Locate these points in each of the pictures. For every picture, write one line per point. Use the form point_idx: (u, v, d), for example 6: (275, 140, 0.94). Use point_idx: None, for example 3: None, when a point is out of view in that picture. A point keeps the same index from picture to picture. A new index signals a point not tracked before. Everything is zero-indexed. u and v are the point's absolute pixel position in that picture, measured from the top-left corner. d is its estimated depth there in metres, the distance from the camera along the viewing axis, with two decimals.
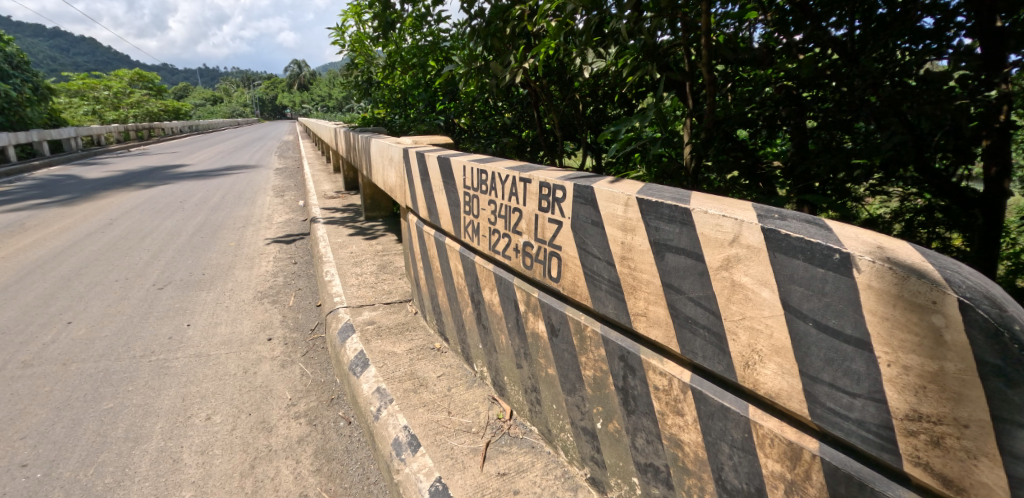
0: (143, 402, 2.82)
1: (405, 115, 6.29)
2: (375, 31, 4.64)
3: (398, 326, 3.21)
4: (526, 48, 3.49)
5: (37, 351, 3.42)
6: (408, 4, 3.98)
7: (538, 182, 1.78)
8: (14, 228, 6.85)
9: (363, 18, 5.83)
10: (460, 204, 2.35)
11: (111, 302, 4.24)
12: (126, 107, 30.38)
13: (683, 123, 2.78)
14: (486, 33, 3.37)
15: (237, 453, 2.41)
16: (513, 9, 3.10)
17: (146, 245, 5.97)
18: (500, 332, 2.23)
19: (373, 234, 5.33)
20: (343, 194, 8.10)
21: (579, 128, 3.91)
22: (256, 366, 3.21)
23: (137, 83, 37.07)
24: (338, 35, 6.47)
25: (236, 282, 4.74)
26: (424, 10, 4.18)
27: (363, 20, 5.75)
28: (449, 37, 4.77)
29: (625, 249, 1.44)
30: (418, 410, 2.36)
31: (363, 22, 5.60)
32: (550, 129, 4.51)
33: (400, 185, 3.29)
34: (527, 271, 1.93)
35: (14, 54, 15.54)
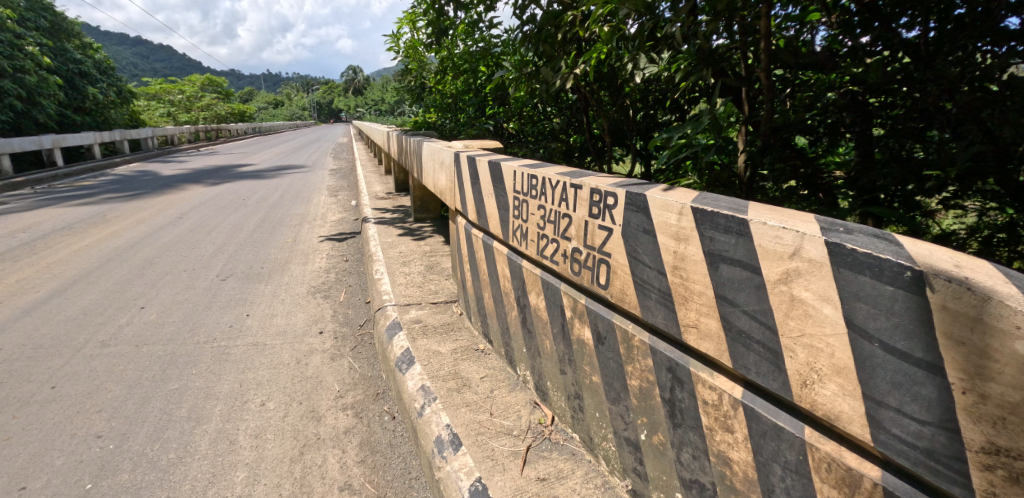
0: (205, 385, 2.98)
1: (456, 120, 6.42)
2: (429, 37, 4.79)
3: (444, 326, 3.26)
4: (579, 55, 3.48)
5: (114, 332, 3.69)
6: (461, 10, 4.08)
7: (589, 188, 1.77)
8: (97, 219, 7.42)
9: (417, 25, 6.01)
10: (510, 208, 2.36)
11: (179, 291, 4.51)
12: (198, 109, 32.60)
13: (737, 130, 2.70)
14: (538, 38, 3.46)
15: (288, 439, 2.51)
16: (565, 16, 3.20)
17: (212, 239, 6.34)
18: (545, 337, 2.22)
19: (421, 235, 5.45)
20: (394, 195, 8.30)
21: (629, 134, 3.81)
22: (308, 357, 3.34)
23: (208, 87, 39.64)
24: (394, 42, 6.70)
25: (292, 276, 4.96)
26: (476, 16, 4.28)
27: (416, 27, 5.91)
28: (499, 43, 4.83)
29: (677, 258, 1.41)
30: (461, 409, 2.39)
31: (417, 29, 5.77)
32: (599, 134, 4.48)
33: (450, 188, 3.36)
34: (575, 277, 1.91)
35: (102, 61, 17.04)
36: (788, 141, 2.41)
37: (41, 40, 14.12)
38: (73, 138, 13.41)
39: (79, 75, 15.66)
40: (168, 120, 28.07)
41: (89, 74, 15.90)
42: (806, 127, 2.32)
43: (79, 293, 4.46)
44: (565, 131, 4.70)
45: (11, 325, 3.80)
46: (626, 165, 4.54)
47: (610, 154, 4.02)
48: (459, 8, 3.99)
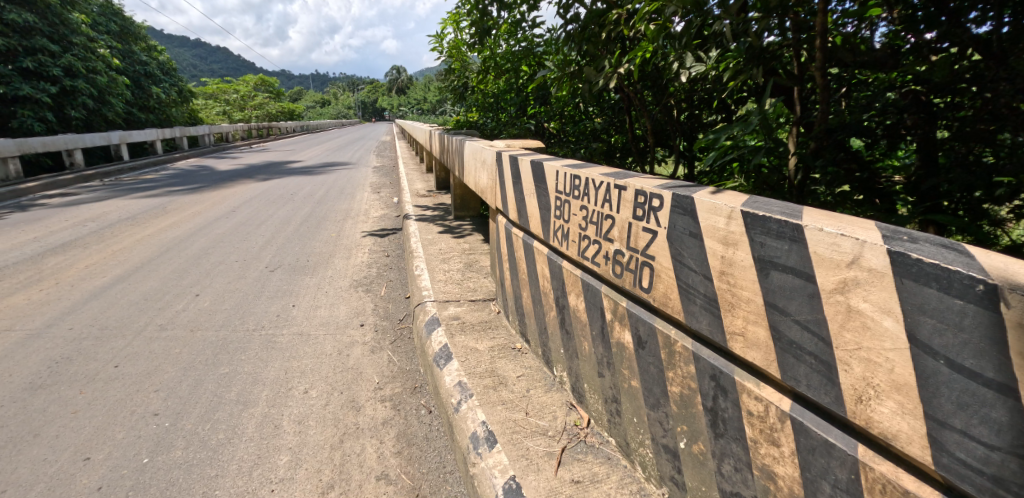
0: (252, 371, 3.11)
1: (497, 119, 6.45)
2: (472, 37, 4.83)
3: (482, 323, 3.28)
4: (622, 54, 3.41)
5: (171, 317, 3.89)
6: (504, 10, 4.09)
7: (634, 189, 1.74)
8: (158, 211, 7.84)
9: (461, 25, 6.07)
10: (551, 209, 2.35)
11: (231, 281, 4.72)
12: (252, 107, 34.00)
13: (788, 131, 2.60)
14: (582, 37, 3.45)
15: (329, 427, 2.59)
16: (610, 14, 3.16)
17: (262, 232, 6.60)
18: (584, 339, 2.21)
19: (461, 233, 5.50)
20: (435, 193, 8.42)
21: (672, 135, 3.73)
22: (349, 348, 3.43)
23: (261, 86, 41.28)
24: (438, 42, 6.79)
25: (336, 270, 5.10)
26: (519, 16, 4.28)
27: (460, 27, 5.97)
28: (542, 42, 4.83)
29: (725, 263, 1.37)
30: (497, 407, 2.40)
31: (461, 29, 5.83)
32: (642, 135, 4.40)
33: (491, 187, 3.37)
34: (617, 280, 1.89)
35: (165, 61, 18.01)
36: (844, 143, 2.30)
37: (112, 43, 15.05)
38: (138, 134, 14.22)
39: (144, 75, 16.59)
40: (224, 118, 29.42)
41: (153, 73, 16.82)
42: (863, 128, 2.19)
43: (140, 279, 4.73)
44: (606, 131, 4.60)
45: (80, 307, 4.07)
46: (668, 167, 4.45)
47: (653, 155, 3.95)
48: (502, 8, 4.00)
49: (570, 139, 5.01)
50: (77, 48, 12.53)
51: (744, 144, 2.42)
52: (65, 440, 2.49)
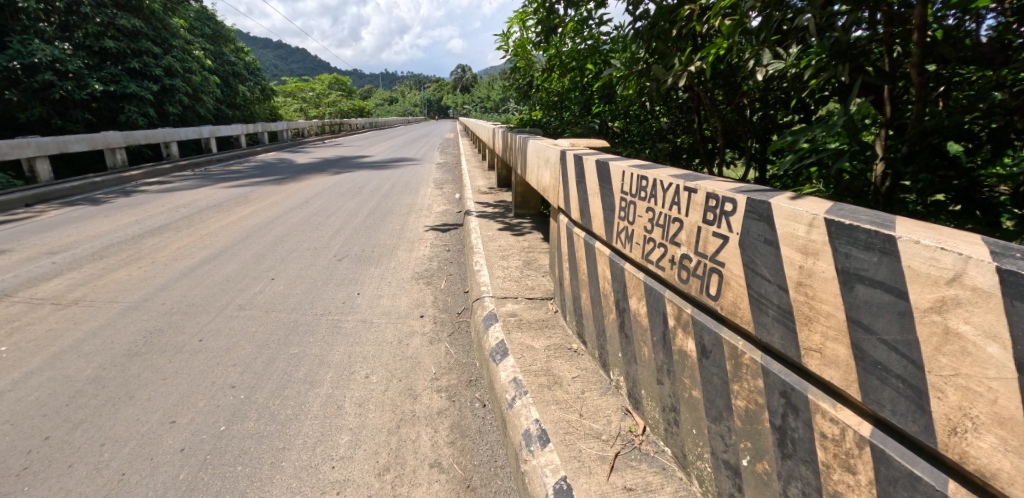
0: (319, 353, 3.27)
1: (561, 118, 6.41)
2: (539, 35, 4.82)
3: (538, 321, 3.28)
4: (693, 50, 3.35)
5: (249, 298, 4.16)
6: (571, 8, 4.06)
7: (704, 192, 1.67)
8: (240, 199, 8.40)
9: (527, 24, 6.07)
10: (616, 210, 2.31)
11: (303, 267, 4.98)
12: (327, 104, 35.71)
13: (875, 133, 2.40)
14: (651, 34, 3.36)
15: (387, 412, 2.67)
16: (681, 10, 3.04)
17: (332, 222, 6.91)
18: (643, 344, 2.15)
19: (521, 231, 5.52)
20: (496, 190, 8.49)
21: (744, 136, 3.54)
22: (409, 337, 3.53)
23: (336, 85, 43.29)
24: (504, 41, 6.82)
25: (400, 262, 5.26)
26: (587, 14, 4.23)
27: (526, 26, 5.97)
28: (609, 40, 4.74)
29: (803, 274, 1.29)
30: (551, 406, 2.39)
31: (527, 27, 5.83)
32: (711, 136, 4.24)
33: (553, 185, 3.36)
34: (682, 285, 1.82)
35: (251, 61, 19.28)
36: (939, 147, 2.09)
37: (205, 44, 16.25)
38: (226, 128, 15.28)
39: (232, 74, 17.85)
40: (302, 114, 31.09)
41: (240, 72, 18.05)
42: (963, 131, 2.00)
43: (223, 262, 5.08)
44: (673, 132, 4.46)
45: (172, 284, 4.43)
46: (737, 171, 4.27)
47: (722, 156, 3.78)
48: (569, 6, 3.97)
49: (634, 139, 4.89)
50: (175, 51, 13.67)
51: (825, 147, 2.27)
52: (155, 403, 2.72)
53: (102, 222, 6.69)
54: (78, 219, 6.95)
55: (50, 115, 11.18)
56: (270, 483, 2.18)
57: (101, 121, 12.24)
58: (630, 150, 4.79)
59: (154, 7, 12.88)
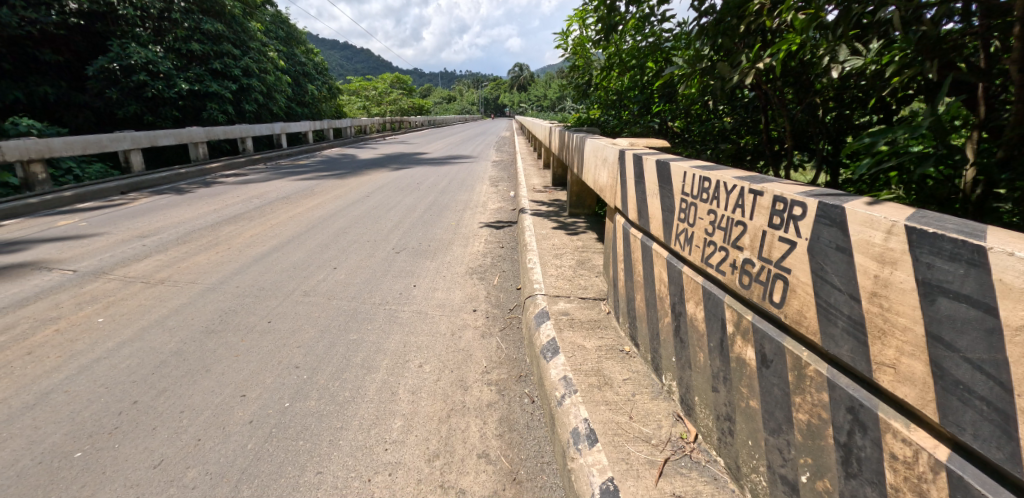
0: (377, 340, 3.39)
1: (620, 117, 6.30)
2: (599, 33, 4.77)
3: (590, 321, 3.25)
4: (761, 47, 3.19)
5: (313, 285, 4.38)
6: (633, 5, 3.98)
7: (771, 195, 1.60)
8: (306, 193, 8.82)
9: (587, 22, 6.00)
10: (675, 211, 2.25)
11: (363, 258, 5.17)
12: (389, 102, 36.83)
13: (966, 136, 2.20)
14: (717, 30, 3.26)
15: (438, 401, 2.74)
16: (749, 5, 2.92)
17: (391, 216, 7.14)
18: (699, 350, 2.09)
19: (575, 230, 5.48)
20: (551, 189, 8.47)
21: (815, 137, 3.35)
22: (461, 330, 3.60)
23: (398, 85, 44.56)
24: (563, 39, 6.77)
25: (454, 256, 5.36)
26: (649, 10, 4.13)
27: (586, 24, 5.90)
28: (671, 37, 4.60)
29: (877, 284, 1.22)
30: (600, 407, 2.37)
31: (586, 25, 5.77)
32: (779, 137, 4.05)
33: (611, 185, 3.32)
34: (744, 291, 1.76)
35: (320, 61, 20.18)
36: None
37: (279, 46, 17.12)
38: (296, 124, 16.04)
39: (302, 74, 18.76)
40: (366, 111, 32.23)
41: (308, 71, 18.93)
42: None
43: (290, 250, 5.36)
44: (737, 132, 4.29)
45: (244, 269, 4.72)
46: (806, 175, 4.05)
47: (790, 159, 3.59)
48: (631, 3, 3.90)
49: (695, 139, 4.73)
50: (252, 53, 14.38)
51: (906, 150, 2.12)
52: (228, 377, 2.92)
53: (184, 210, 7.22)
54: (165, 206, 7.53)
55: (143, 111, 12.17)
56: (328, 460, 2.30)
57: (186, 117, 13.18)
58: (690, 151, 4.64)
59: (234, 12, 13.68)
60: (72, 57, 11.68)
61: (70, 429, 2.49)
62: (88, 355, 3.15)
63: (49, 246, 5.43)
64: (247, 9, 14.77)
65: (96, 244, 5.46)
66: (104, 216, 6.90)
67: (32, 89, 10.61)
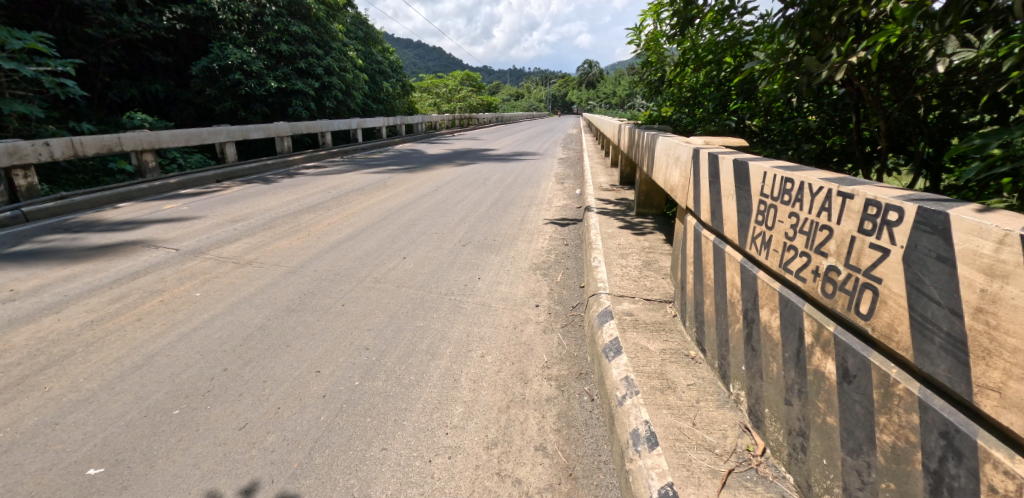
0: (441, 328, 3.49)
1: (693, 115, 6.06)
2: (674, 27, 4.61)
3: (655, 323, 3.17)
4: (852, 40, 3.06)
5: (383, 273, 4.56)
6: None
7: (863, 197, 1.50)
8: (379, 185, 9.19)
9: (662, 16, 5.81)
10: (752, 213, 2.15)
11: (431, 249, 5.33)
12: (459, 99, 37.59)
13: None
14: (805, 21, 3.06)
15: (498, 392, 2.78)
16: None
17: (458, 210, 7.30)
18: (772, 360, 1.99)
19: (642, 231, 5.36)
20: (618, 188, 8.31)
21: (914, 138, 3.09)
22: (524, 324, 3.63)
23: (470, 82, 45.37)
24: (635, 35, 6.58)
25: (519, 252, 5.40)
26: (729, 3, 3.95)
27: (660, 18, 5.72)
28: (752, 30, 4.37)
29: (985, 299, 1.12)
30: (662, 411, 2.32)
31: (661, 20, 5.59)
32: (871, 137, 3.76)
33: (682, 184, 3.21)
34: (826, 300, 1.66)
35: (395, 60, 20.93)
36: None
37: (358, 45, 17.89)
38: (371, 119, 16.73)
39: (378, 72, 19.53)
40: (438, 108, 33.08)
41: (383, 70, 19.68)
42: None
43: (363, 239, 5.62)
44: (823, 132, 4.02)
45: (322, 255, 5.00)
46: (901, 180, 3.74)
47: (883, 161, 3.33)
48: None
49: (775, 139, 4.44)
50: (333, 52, 15.16)
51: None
52: (305, 353, 3.11)
53: (270, 198, 7.74)
54: (253, 194, 8.12)
55: (236, 107, 13.19)
56: (392, 438, 2.40)
57: (274, 112, 14.09)
58: (770, 151, 4.36)
59: (319, 13, 14.40)
60: (176, 59, 12.95)
61: (169, 389, 2.75)
62: (186, 325, 3.47)
63: (156, 226, 6.00)
64: (330, 10, 15.50)
65: (195, 226, 5.98)
66: (202, 201, 7.53)
67: (145, 87, 11.95)
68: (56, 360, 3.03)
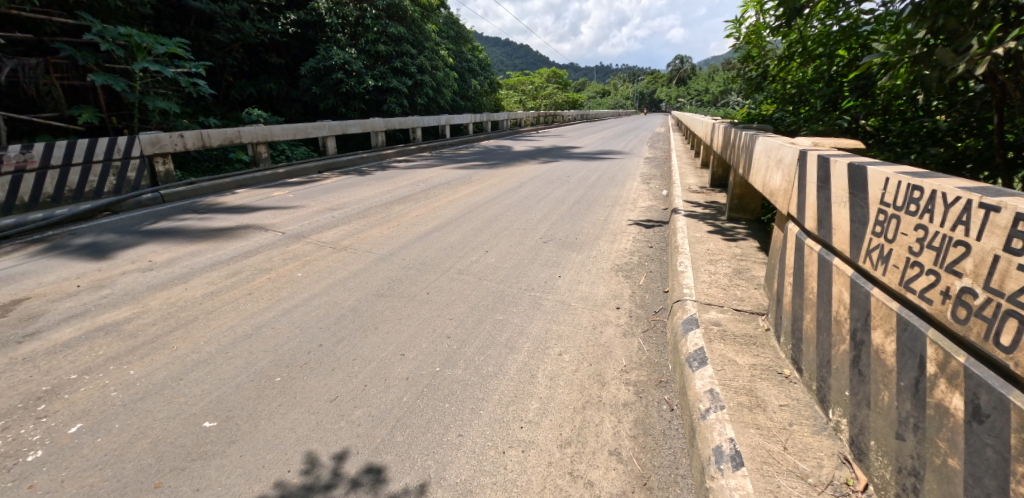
0: (520, 323, 3.51)
1: (798, 114, 5.59)
2: (780, 18, 4.29)
3: (745, 336, 2.97)
4: (999, 29, 2.67)
5: (466, 265, 4.67)
6: None
7: (1014, 212, 1.31)
8: (465, 180, 9.42)
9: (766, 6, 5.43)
10: (868, 223, 1.95)
11: (513, 244, 5.38)
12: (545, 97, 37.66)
13: None
14: (941, 9, 2.72)
15: (574, 391, 2.75)
16: None
17: (541, 207, 7.30)
18: (883, 388, 1.80)
19: (734, 236, 5.05)
20: (709, 190, 7.91)
21: None
22: (603, 326, 3.56)
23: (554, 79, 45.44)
24: (735, 27, 6.19)
25: (601, 251, 5.30)
26: None
27: (764, 9, 5.35)
28: (872, 19, 3.96)
29: None
30: (749, 430, 2.17)
31: (765, 11, 5.23)
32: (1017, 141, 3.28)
33: (784, 188, 2.98)
34: (958, 326, 1.47)
35: (484, 59, 21.36)
36: None
37: (450, 45, 18.43)
38: (460, 116, 17.18)
39: (467, 71, 20.02)
40: None
41: (473, 68, 20.14)
42: None
43: (448, 231, 5.78)
44: (954, 134, 3.57)
45: (410, 245, 5.20)
46: None
47: None
48: None
49: (895, 140, 3.99)
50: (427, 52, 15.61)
51: None
52: (392, 336, 3.26)
53: (364, 190, 8.19)
54: (350, 185, 8.63)
55: (338, 103, 14.09)
56: (468, 426, 2.44)
57: (371, 109, 14.88)
58: (888, 154, 3.90)
59: (416, 14, 15.00)
60: (289, 59, 14.06)
61: (273, 359, 2.99)
62: (289, 301, 3.76)
63: (266, 211, 6.56)
64: (425, 11, 16.07)
65: (299, 213, 6.47)
66: (305, 190, 8.13)
67: (262, 86, 13.11)
68: (182, 324, 3.40)
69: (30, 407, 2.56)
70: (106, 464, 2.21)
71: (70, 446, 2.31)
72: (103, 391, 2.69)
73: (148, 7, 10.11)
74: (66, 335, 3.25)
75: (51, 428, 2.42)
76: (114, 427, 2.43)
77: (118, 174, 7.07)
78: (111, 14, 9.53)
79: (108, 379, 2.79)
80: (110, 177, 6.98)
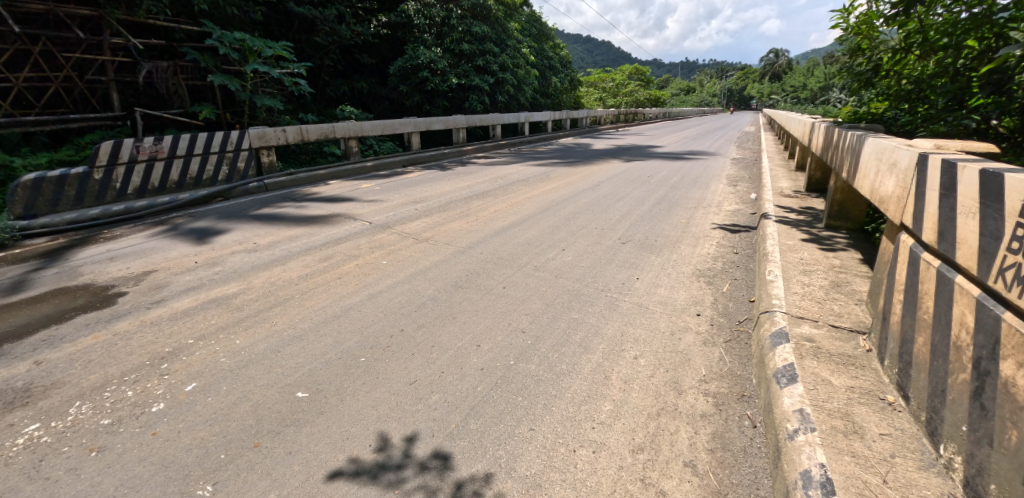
0: (595, 323, 3.46)
1: (913, 112, 5.05)
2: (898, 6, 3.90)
3: (842, 355, 2.73)
4: None
5: (543, 262, 4.67)
6: None
7: None
8: (543, 178, 9.42)
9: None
10: (1002, 239, 1.73)
11: (590, 243, 5.30)
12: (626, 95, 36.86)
13: None
14: None
15: (649, 397, 2.67)
16: None
17: (620, 207, 7.15)
18: (1012, 427, 1.60)
19: (832, 245, 4.67)
20: (803, 194, 7.36)
21: None
22: (682, 332, 3.42)
23: (637, 76, 44.25)
24: (842, 17, 5.70)
25: (682, 255, 5.10)
26: None
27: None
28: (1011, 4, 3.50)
29: None
30: (844, 457, 2.00)
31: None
32: None
33: (897, 196, 2.71)
34: None
35: (565, 56, 21.25)
36: None
37: (532, 42, 18.52)
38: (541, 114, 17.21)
39: (548, 68, 20.00)
40: None
41: (553, 66, 20.10)
42: None
43: (525, 228, 5.81)
44: None
45: (487, 239, 5.29)
46: None
47: None
48: None
49: None
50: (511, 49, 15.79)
51: None
52: (468, 326, 3.33)
53: (446, 184, 8.44)
54: (432, 180, 8.92)
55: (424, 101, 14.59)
56: (540, 421, 2.44)
57: (454, 106, 15.27)
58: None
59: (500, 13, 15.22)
60: (381, 58, 14.75)
61: (358, 340, 3.16)
62: (374, 287, 3.95)
63: (355, 202, 6.94)
64: (508, 10, 16.23)
65: (385, 204, 6.78)
66: (391, 183, 8.50)
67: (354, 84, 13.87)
68: (281, 301, 3.68)
69: (156, 365, 2.88)
70: (214, 421, 2.44)
71: (186, 402, 2.58)
72: (214, 356, 2.98)
73: (260, 12, 11.02)
74: (185, 304, 3.63)
75: (172, 385, 2.71)
76: (222, 388, 2.68)
77: (230, 163, 7.76)
78: (229, 19, 10.47)
79: (218, 346, 3.08)
80: (224, 166, 7.68)
